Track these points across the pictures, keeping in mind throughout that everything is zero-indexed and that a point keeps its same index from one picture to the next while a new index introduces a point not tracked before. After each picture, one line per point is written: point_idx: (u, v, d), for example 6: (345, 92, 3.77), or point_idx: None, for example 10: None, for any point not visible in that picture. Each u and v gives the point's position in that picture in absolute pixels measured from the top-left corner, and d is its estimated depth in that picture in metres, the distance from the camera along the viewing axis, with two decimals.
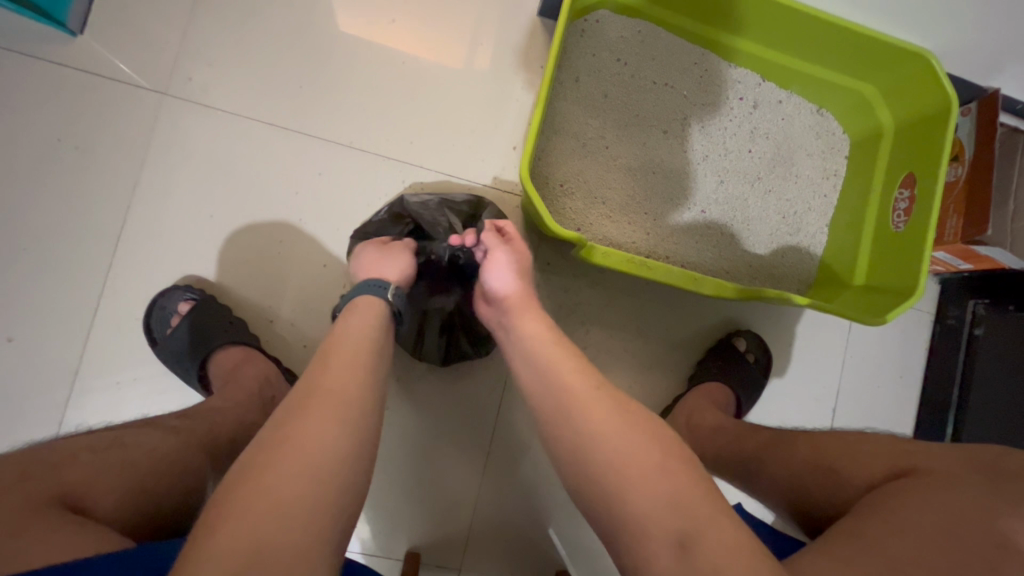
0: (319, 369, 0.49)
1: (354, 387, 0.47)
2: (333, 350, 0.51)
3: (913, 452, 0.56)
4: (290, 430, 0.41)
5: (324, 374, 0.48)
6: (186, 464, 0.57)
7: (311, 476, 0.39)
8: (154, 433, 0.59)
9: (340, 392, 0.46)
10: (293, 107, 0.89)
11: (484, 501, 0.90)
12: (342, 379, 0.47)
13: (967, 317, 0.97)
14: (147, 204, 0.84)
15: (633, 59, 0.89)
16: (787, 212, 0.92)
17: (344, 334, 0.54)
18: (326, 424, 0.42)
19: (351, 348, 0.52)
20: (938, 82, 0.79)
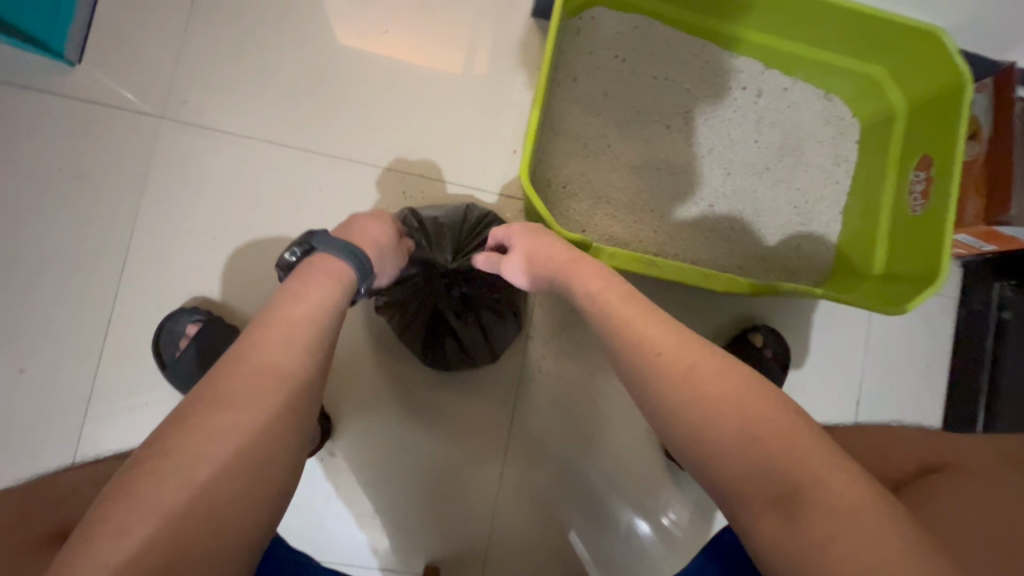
0: (253, 343, 0.43)
1: (293, 369, 0.42)
2: (277, 319, 0.45)
3: (943, 445, 0.54)
4: (199, 416, 0.38)
5: (257, 348, 0.42)
6: None
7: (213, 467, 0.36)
8: None
9: (268, 376, 0.41)
10: (290, 123, 0.89)
11: (502, 510, 0.88)
12: (275, 358, 0.42)
13: (993, 302, 0.95)
14: (151, 227, 0.84)
15: (631, 55, 0.87)
16: (798, 202, 0.89)
17: (291, 308, 0.46)
18: (240, 411, 0.39)
19: (294, 319, 0.45)
20: (951, 59, 0.76)
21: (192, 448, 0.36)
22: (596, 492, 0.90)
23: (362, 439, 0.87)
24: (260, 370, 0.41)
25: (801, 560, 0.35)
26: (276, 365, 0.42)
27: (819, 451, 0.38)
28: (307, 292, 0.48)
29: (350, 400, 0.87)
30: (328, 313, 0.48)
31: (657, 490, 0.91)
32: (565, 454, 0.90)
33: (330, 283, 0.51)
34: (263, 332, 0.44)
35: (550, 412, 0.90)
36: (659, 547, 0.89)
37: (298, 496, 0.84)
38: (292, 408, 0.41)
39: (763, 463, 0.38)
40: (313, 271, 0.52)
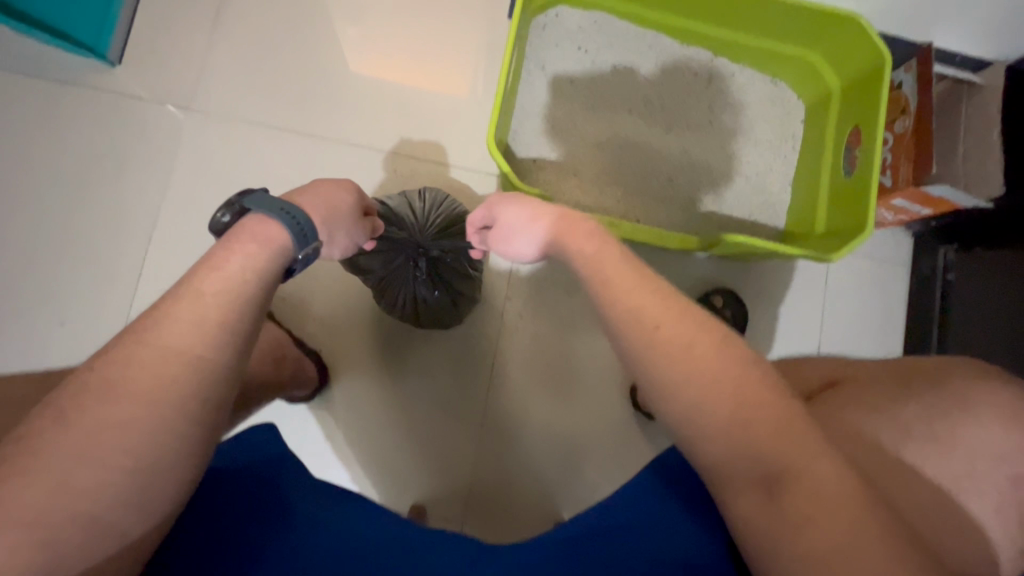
0: (158, 318, 0.43)
1: (193, 349, 0.42)
2: (190, 290, 0.44)
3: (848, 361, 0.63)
4: (99, 395, 0.40)
5: (161, 325, 0.42)
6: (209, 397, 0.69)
7: (105, 450, 0.39)
8: None
9: (165, 357, 0.41)
10: (297, 112, 1.01)
11: (483, 456, 0.96)
12: (177, 336, 0.42)
13: (938, 265, 1.02)
14: (175, 202, 0.97)
15: (593, 47, 0.99)
16: (749, 173, 0.99)
17: (205, 279, 0.45)
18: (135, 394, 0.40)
19: (207, 291, 0.44)
20: (871, 41, 0.86)
21: (88, 428, 0.39)
22: (569, 441, 0.97)
23: (357, 391, 0.96)
24: (162, 348, 0.42)
25: (769, 536, 0.43)
26: (186, 344, 0.42)
27: (801, 439, 0.44)
28: (229, 262, 0.46)
29: (346, 355, 0.97)
30: (251, 280, 0.46)
31: (627, 442, 0.98)
32: (542, 405, 0.98)
33: (257, 248, 0.48)
34: (174, 304, 0.43)
35: (527, 366, 0.99)
36: None
37: (297, 441, 0.94)
38: (192, 399, 0.42)
39: (752, 454, 0.44)
40: (240, 237, 0.49)
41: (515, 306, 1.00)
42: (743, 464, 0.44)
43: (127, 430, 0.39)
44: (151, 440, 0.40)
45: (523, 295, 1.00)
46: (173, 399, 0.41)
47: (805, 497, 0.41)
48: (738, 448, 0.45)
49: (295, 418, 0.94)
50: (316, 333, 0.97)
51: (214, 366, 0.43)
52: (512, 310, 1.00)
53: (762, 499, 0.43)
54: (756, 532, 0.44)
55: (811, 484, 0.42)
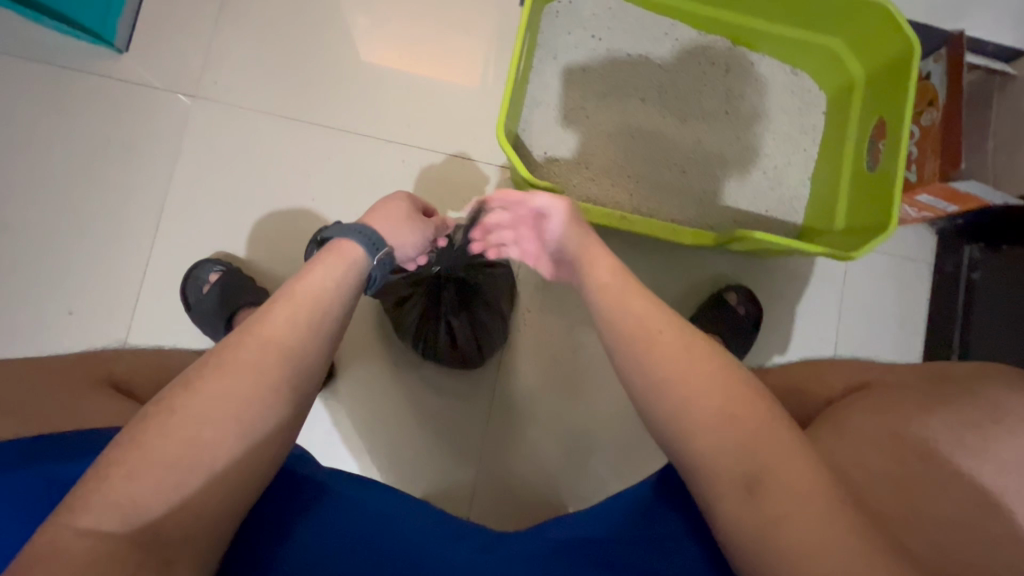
0: (261, 316, 0.46)
1: (295, 344, 0.46)
2: (290, 293, 0.48)
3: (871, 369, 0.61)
4: (195, 390, 0.42)
5: (263, 322, 0.46)
6: None
7: (195, 446, 0.40)
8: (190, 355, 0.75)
9: (269, 351, 0.45)
10: (303, 101, 1.00)
11: (488, 451, 0.95)
12: (280, 332, 0.46)
13: (963, 264, 0.98)
14: (182, 191, 0.96)
15: (607, 35, 0.96)
16: (767, 166, 0.96)
17: (308, 278, 0.50)
18: (229, 390, 0.42)
19: (307, 295, 0.48)
20: (898, 29, 0.82)
21: (184, 421, 0.40)
22: (576, 438, 0.96)
23: (363, 383, 0.95)
24: (264, 343, 0.45)
25: (754, 540, 0.39)
26: (275, 345, 0.45)
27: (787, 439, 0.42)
28: (329, 269, 0.52)
29: (352, 347, 0.96)
30: (339, 287, 0.51)
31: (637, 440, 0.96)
32: (549, 400, 0.97)
33: (336, 261, 0.53)
34: (273, 307, 0.47)
35: (535, 361, 0.97)
36: None
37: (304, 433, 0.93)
38: (280, 398, 0.44)
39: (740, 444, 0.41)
40: (323, 254, 0.54)
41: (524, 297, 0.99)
42: (732, 458, 0.41)
43: (212, 429, 0.41)
44: (241, 435, 0.42)
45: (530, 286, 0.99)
46: (267, 396, 0.43)
47: (785, 492, 0.39)
48: (731, 437, 0.41)
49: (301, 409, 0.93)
50: None
51: (303, 362, 0.46)
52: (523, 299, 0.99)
53: (743, 495, 0.40)
54: (737, 533, 0.40)
55: (794, 482, 0.39)
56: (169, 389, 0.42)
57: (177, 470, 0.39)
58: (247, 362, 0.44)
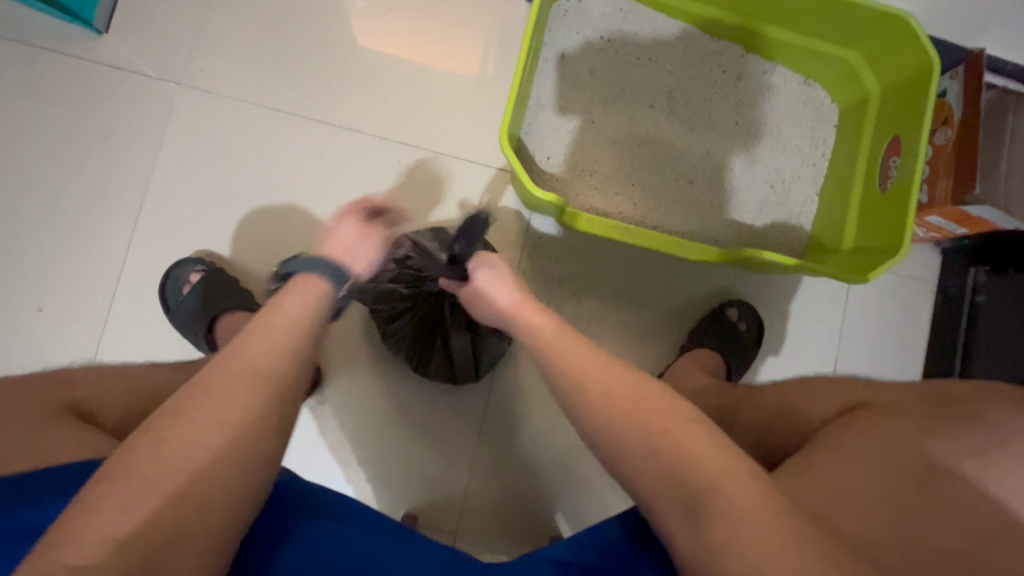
0: (235, 348, 0.45)
1: (278, 367, 0.45)
2: (262, 325, 0.48)
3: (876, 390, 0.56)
4: (176, 421, 0.39)
5: (241, 350, 0.45)
6: None
7: (186, 471, 0.37)
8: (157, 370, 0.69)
9: (250, 373, 0.43)
10: (295, 94, 0.95)
11: (478, 465, 0.92)
12: (260, 357, 0.45)
13: (968, 284, 0.96)
14: (163, 184, 0.91)
15: (617, 36, 0.92)
16: (775, 180, 0.93)
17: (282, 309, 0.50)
18: (217, 413, 0.40)
19: (280, 324, 0.48)
20: (920, 43, 0.79)
21: (171, 451, 0.38)
22: (569, 453, 0.94)
23: (349, 391, 0.92)
24: (247, 369, 0.44)
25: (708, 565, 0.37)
26: (257, 367, 0.44)
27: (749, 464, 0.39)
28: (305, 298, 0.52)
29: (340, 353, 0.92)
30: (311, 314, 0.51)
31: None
32: (543, 413, 0.94)
33: (306, 291, 0.53)
34: (249, 337, 0.46)
35: (529, 373, 0.95)
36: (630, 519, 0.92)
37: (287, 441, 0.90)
38: (265, 413, 0.42)
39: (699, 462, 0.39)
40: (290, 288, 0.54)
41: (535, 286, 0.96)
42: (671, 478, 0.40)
43: (199, 449, 0.38)
44: (236, 456, 0.40)
45: (541, 275, 0.96)
46: (257, 418, 0.42)
47: (731, 521, 0.36)
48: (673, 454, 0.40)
49: None
50: None
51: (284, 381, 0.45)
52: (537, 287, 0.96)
53: (686, 521, 0.38)
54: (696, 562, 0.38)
55: (757, 508, 0.36)
56: (141, 432, 0.39)
57: (170, 496, 0.36)
58: (246, 370, 0.44)
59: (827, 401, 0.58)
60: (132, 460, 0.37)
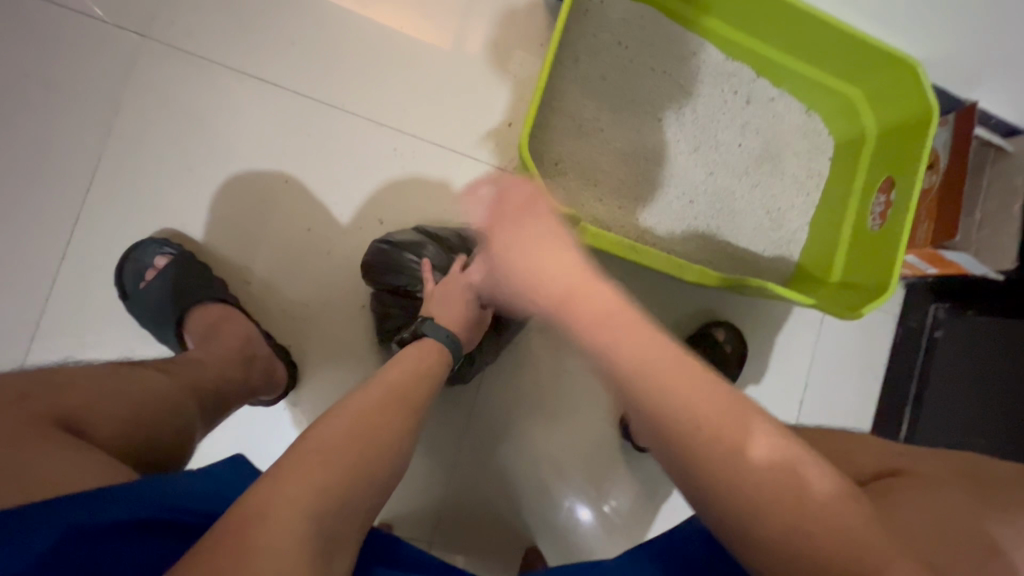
0: (359, 395, 0.55)
1: (389, 412, 0.53)
2: (375, 383, 0.58)
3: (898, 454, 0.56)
4: (324, 435, 0.46)
5: (364, 396, 0.54)
6: (183, 413, 0.57)
7: (334, 474, 0.42)
8: (147, 371, 0.58)
9: (372, 414, 0.51)
10: (282, 63, 0.85)
11: (457, 475, 0.90)
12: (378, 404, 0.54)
13: (927, 320, 1.01)
14: (121, 150, 0.80)
15: (634, 44, 0.89)
16: (770, 207, 0.94)
17: (392, 371, 0.61)
18: (355, 434, 0.47)
19: (390, 384, 0.58)
20: (921, 90, 0.82)
21: (320, 456, 0.43)
22: (549, 467, 0.92)
23: (325, 391, 0.83)
24: (372, 409, 0.52)
25: None
26: (380, 407, 0.53)
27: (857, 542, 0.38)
28: (414, 365, 0.64)
29: (317, 351, 0.84)
30: (412, 381, 0.61)
31: (606, 473, 0.94)
32: (527, 426, 0.92)
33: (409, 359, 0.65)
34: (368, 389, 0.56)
35: (516, 384, 0.92)
36: (598, 534, 0.92)
37: (251, 443, 0.81)
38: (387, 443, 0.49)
39: None
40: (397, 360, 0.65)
41: None
42: None
43: (339, 457, 0.44)
44: (366, 477, 0.45)
45: None
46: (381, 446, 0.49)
47: None
48: None
49: (254, 416, 0.81)
50: (284, 323, 0.83)
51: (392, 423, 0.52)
52: None
53: None
54: None
55: None
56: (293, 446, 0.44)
57: (322, 494, 0.40)
58: (365, 411, 0.51)
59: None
60: (295, 459, 0.42)
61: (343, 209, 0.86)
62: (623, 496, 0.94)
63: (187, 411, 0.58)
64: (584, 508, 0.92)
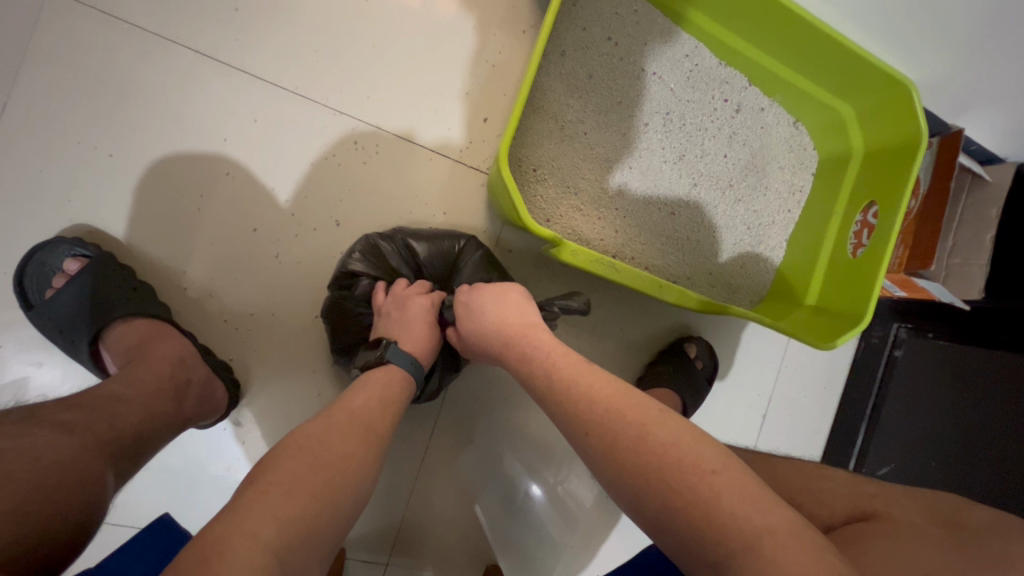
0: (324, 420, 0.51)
1: (354, 448, 0.49)
2: (337, 411, 0.53)
3: (880, 497, 0.49)
4: (268, 486, 0.41)
5: (328, 432, 0.49)
6: (94, 470, 0.49)
7: (268, 549, 0.37)
8: (39, 429, 0.49)
9: (333, 453, 0.47)
10: (223, 32, 0.73)
11: (418, 494, 0.85)
12: (342, 440, 0.48)
13: (889, 338, 1.01)
14: (23, 129, 0.67)
15: (625, 40, 0.83)
16: (752, 223, 0.91)
17: (355, 395, 0.56)
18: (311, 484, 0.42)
19: (353, 414, 0.53)
20: (914, 113, 0.78)
21: (261, 517, 0.38)
22: (513, 484, 0.89)
23: (271, 411, 0.76)
24: (335, 454, 0.46)
25: None
26: (346, 440, 0.49)
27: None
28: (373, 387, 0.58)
29: (264, 365, 0.76)
30: (380, 409, 0.56)
31: (564, 464, 0.91)
32: (492, 441, 0.88)
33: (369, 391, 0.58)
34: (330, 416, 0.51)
35: (483, 397, 0.88)
36: (557, 523, 0.90)
37: (190, 467, 0.74)
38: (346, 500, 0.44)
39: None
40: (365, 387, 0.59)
41: (520, 254, 0.86)
42: None
43: (293, 512, 0.40)
44: (313, 542, 0.40)
45: (528, 242, 0.87)
46: (338, 507, 0.43)
47: None
48: None
49: (194, 437, 0.74)
50: (225, 337, 0.75)
51: (354, 465, 0.47)
52: (520, 252, 0.87)
53: None
54: None
55: None
56: (229, 507, 0.39)
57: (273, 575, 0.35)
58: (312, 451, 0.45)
59: (826, 498, 0.52)
60: (228, 523, 0.37)
61: (293, 205, 0.76)
62: (580, 481, 0.92)
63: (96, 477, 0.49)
64: (534, 484, 0.90)
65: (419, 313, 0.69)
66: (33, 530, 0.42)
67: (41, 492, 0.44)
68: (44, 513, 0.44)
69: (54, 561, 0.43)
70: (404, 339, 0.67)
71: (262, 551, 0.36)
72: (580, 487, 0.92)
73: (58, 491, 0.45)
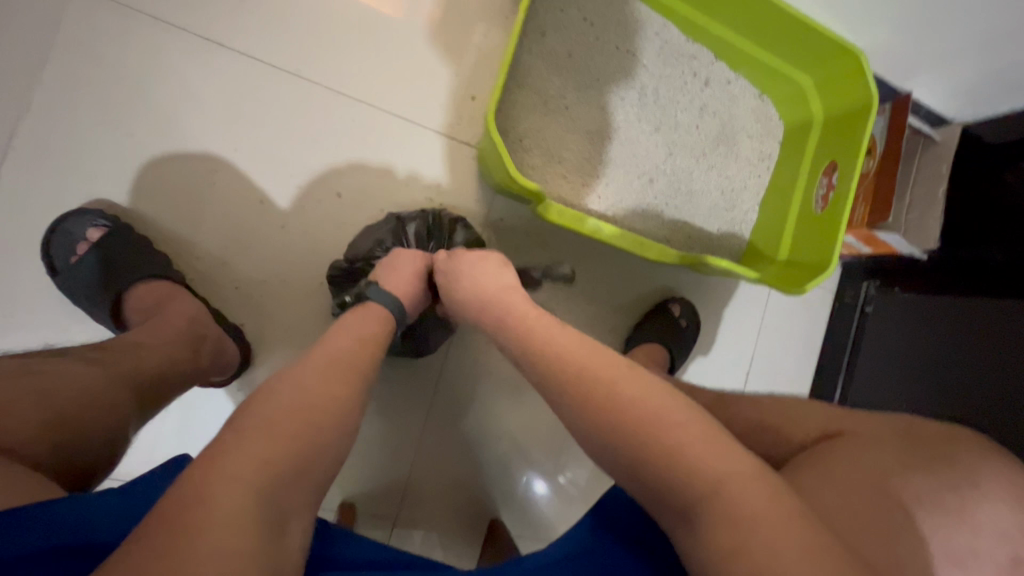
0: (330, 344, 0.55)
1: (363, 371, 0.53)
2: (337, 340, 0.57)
3: (847, 417, 0.54)
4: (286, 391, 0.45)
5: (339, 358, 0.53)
6: (118, 400, 0.54)
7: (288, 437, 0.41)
8: (70, 363, 0.54)
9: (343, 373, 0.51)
10: (230, 20, 0.79)
11: (421, 454, 0.90)
12: (352, 365, 0.53)
13: (860, 297, 1.08)
14: (46, 110, 0.72)
15: (600, 20, 0.90)
16: (726, 188, 0.97)
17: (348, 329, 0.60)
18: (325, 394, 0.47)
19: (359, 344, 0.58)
20: (864, 77, 0.86)
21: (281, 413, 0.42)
22: (512, 449, 0.94)
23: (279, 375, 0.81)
24: (346, 375, 0.51)
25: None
26: (351, 365, 0.53)
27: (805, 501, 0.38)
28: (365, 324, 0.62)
29: (273, 330, 0.81)
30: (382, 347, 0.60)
31: (563, 447, 0.96)
32: (490, 403, 0.93)
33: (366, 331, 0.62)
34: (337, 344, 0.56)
35: (483, 362, 0.93)
36: (557, 505, 0.94)
37: (199, 428, 0.78)
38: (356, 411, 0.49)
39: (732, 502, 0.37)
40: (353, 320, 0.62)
41: (511, 223, 0.92)
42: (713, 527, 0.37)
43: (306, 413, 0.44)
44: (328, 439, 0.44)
45: (518, 212, 0.92)
46: (350, 416, 0.48)
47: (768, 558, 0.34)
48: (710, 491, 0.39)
49: (205, 397, 0.78)
50: (234, 302, 0.79)
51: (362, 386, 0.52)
52: (511, 221, 0.92)
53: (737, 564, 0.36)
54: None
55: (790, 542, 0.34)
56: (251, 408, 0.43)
57: (290, 456, 0.40)
58: (320, 370, 0.49)
59: (800, 421, 0.57)
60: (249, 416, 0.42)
61: (298, 180, 0.81)
62: (580, 470, 0.96)
63: (122, 406, 0.54)
64: (540, 481, 0.94)
65: (407, 265, 0.73)
66: (63, 449, 0.47)
67: (69, 419, 0.49)
68: (71, 439, 0.48)
69: (78, 479, 0.49)
70: (388, 281, 0.70)
71: (284, 436, 0.40)
72: (580, 474, 0.96)
73: (84, 418, 0.50)
